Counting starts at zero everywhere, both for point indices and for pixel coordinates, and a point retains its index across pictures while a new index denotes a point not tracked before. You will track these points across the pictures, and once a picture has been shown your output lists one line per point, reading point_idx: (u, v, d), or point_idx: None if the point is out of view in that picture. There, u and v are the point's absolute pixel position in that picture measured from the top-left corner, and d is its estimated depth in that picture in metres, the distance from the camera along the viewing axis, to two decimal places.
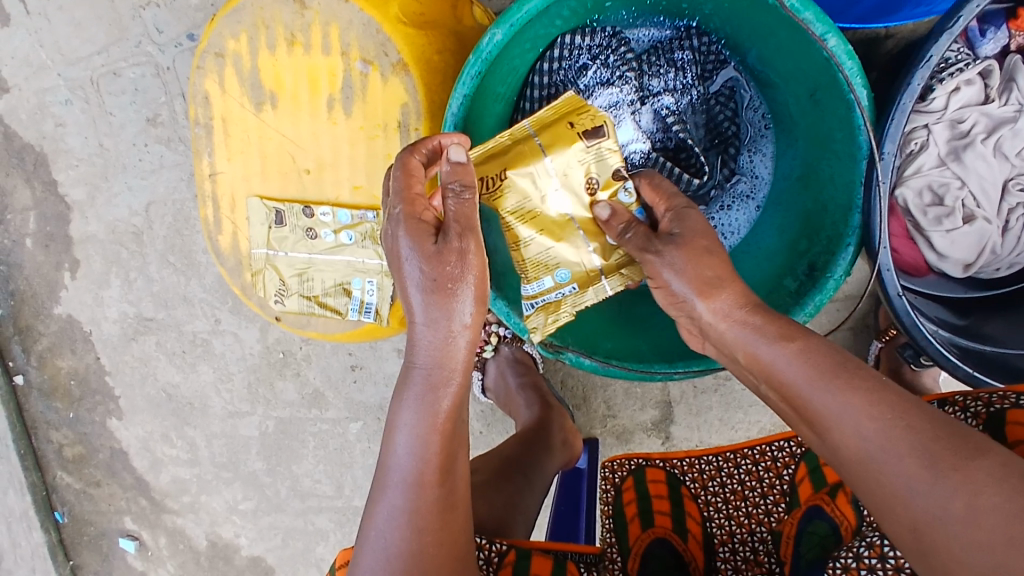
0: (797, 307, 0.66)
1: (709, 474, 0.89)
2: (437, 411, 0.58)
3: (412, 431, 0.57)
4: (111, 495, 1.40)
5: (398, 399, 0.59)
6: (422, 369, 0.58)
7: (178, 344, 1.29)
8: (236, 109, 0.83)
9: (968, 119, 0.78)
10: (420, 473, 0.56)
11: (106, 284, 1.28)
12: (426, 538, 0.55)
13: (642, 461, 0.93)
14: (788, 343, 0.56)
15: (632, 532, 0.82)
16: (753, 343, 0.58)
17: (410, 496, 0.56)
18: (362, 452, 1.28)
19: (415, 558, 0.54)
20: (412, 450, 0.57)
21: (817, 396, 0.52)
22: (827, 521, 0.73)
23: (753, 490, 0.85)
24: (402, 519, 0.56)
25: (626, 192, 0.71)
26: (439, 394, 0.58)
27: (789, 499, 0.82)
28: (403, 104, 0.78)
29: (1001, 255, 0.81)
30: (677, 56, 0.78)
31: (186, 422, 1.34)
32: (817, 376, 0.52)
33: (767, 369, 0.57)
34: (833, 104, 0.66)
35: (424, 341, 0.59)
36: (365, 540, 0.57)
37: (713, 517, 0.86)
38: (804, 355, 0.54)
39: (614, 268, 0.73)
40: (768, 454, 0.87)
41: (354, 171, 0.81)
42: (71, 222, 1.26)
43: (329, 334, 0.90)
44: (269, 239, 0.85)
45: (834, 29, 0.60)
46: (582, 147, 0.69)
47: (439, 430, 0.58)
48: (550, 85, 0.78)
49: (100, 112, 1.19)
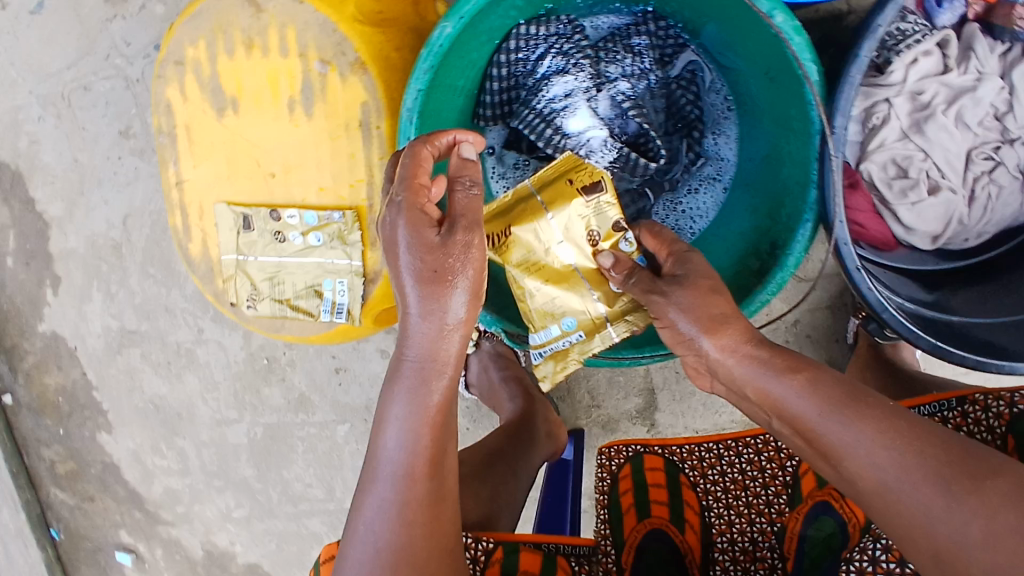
0: (759, 287, 0.67)
1: (709, 462, 0.88)
2: (428, 405, 0.57)
3: (402, 425, 0.57)
4: (105, 508, 1.41)
5: (388, 392, 0.57)
6: (413, 361, 0.57)
7: (163, 355, 1.29)
8: (198, 115, 0.83)
9: (928, 90, 0.78)
10: (410, 467, 0.56)
11: (88, 298, 1.28)
12: (416, 531, 0.56)
13: (641, 447, 0.92)
14: (794, 376, 0.56)
15: (627, 523, 0.83)
16: (760, 379, 0.57)
17: (400, 489, 0.56)
18: (352, 454, 1.28)
19: (403, 552, 0.55)
20: (402, 443, 0.56)
21: (831, 429, 0.53)
22: (834, 517, 0.74)
23: (754, 480, 0.84)
24: (392, 512, 0.55)
25: (627, 242, 0.72)
26: (429, 388, 0.57)
27: (790, 491, 0.81)
28: (363, 103, 0.79)
29: (968, 225, 0.80)
30: (634, 41, 0.78)
31: (175, 433, 1.34)
32: (829, 408, 0.53)
33: (777, 406, 0.56)
34: (787, 81, 0.67)
35: (416, 335, 0.57)
36: (354, 532, 0.57)
37: (712, 507, 0.84)
38: (813, 388, 0.55)
39: (620, 316, 0.73)
40: (771, 444, 0.85)
41: (319, 173, 0.82)
42: (50, 238, 1.26)
43: (304, 337, 0.90)
44: (238, 244, 0.85)
45: (781, 5, 0.59)
46: (581, 202, 0.70)
47: (429, 423, 0.57)
48: (509, 75, 0.78)
49: (73, 126, 1.20)
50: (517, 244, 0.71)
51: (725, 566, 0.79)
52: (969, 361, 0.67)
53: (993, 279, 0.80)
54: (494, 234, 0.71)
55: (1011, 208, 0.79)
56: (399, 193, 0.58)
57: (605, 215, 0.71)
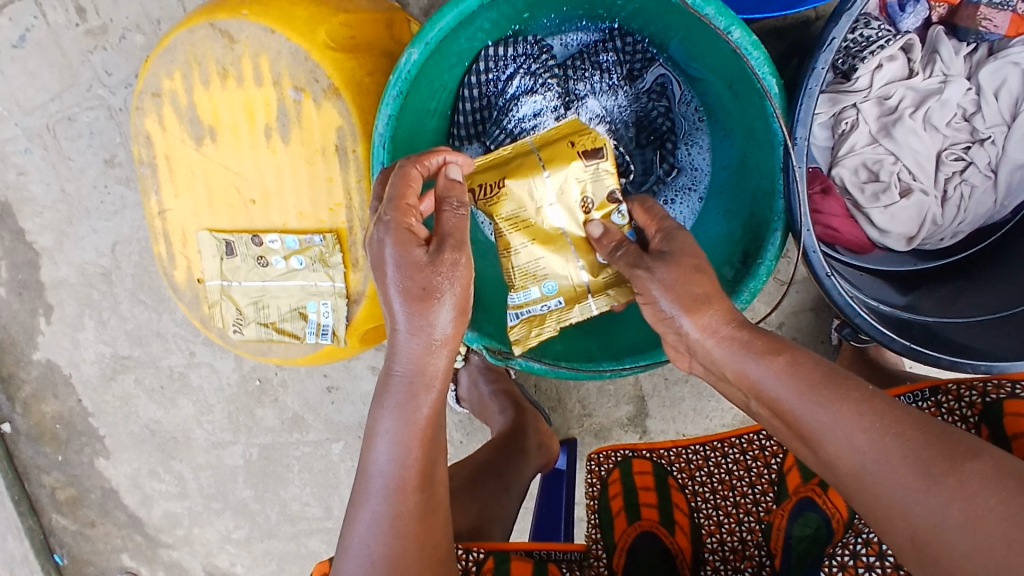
0: (733, 296, 0.68)
1: (697, 463, 0.86)
2: (416, 418, 0.58)
3: (393, 438, 0.58)
4: (106, 534, 1.42)
5: (376, 407, 0.59)
6: (402, 376, 0.58)
7: (157, 379, 1.30)
8: (177, 145, 0.84)
9: (894, 95, 0.79)
10: (400, 480, 0.57)
11: (81, 326, 1.29)
12: (407, 542, 0.57)
13: (628, 452, 0.90)
14: (774, 358, 0.57)
15: (618, 526, 0.81)
16: (741, 362, 0.58)
17: (391, 502, 0.57)
18: (348, 471, 1.29)
19: (396, 563, 0.56)
20: (392, 457, 0.58)
21: (809, 411, 0.54)
22: (818, 513, 0.73)
23: (741, 480, 0.84)
24: (384, 524, 0.57)
25: (620, 214, 0.73)
26: (417, 402, 0.58)
27: (776, 488, 0.81)
28: (338, 127, 0.80)
29: (943, 225, 0.81)
30: (602, 59, 0.80)
31: (172, 456, 1.35)
32: (809, 390, 0.54)
33: (757, 388, 0.58)
34: (750, 94, 0.68)
35: (404, 352, 0.58)
36: (347, 548, 0.58)
37: (701, 508, 0.83)
38: (792, 371, 0.56)
39: (602, 286, 0.74)
40: (756, 442, 0.85)
41: (298, 199, 0.83)
42: (42, 267, 1.27)
43: (291, 359, 0.91)
44: (222, 270, 0.86)
45: (737, 21, 0.61)
46: (581, 165, 0.70)
47: (418, 437, 0.58)
48: (482, 95, 0.79)
49: (60, 157, 1.21)
50: (508, 197, 0.71)
51: (715, 566, 0.78)
52: (942, 361, 0.68)
53: (972, 278, 0.81)
54: (486, 182, 0.71)
55: (983, 207, 0.80)
56: (386, 212, 0.58)
57: (601, 182, 0.71)
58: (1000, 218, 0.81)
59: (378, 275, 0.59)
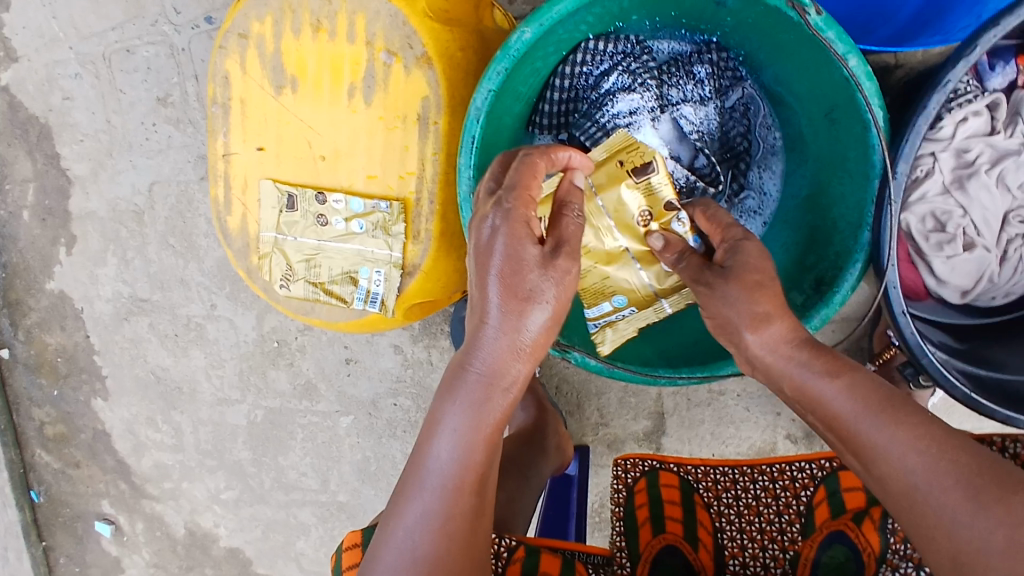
0: (807, 316, 0.68)
1: (724, 485, 0.83)
2: (485, 420, 0.55)
3: (456, 436, 0.55)
4: (90, 477, 1.38)
5: (442, 400, 0.56)
6: (479, 375, 0.55)
7: (172, 327, 1.28)
8: (255, 91, 0.83)
9: (973, 149, 0.80)
10: (458, 480, 0.54)
11: (102, 262, 1.27)
12: (453, 544, 0.54)
13: (656, 463, 0.87)
14: (839, 371, 0.55)
15: (642, 537, 0.79)
16: (804, 373, 0.57)
17: (447, 500, 0.54)
18: (351, 447, 1.27)
19: (440, 563, 0.53)
20: (455, 455, 0.54)
21: (865, 429, 0.52)
22: (846, 544, 0.71)
23: (768, 506, 0.80)
24: (435, 522, 0.53)
25: (680, 222, 0.72)
26: (490, 404, 0.55)
27: (804, 520, 0.77)
28: (424, 97, 0.79)
29: (998, 284, 0.83)
30: (696, 69, 0.79)
31: (174, 407, 1.32)
32: (871, 408, 0.53)
33: (817, 400, 0.56)
34: (848, 122, 0.68)
35: (486, 345, 0.55)
36: (388, 537, 0.54)
37: (725, 529, 0.80)
38: (854, 388, 0.54)
39: (670, 291, 0.75)
40: (787, 472, 0.81)
41: (369, 161, 0.82)
42: (71, 196, 1.25)
43: (333, 322, 0.90)
44: (278, 223, 0.86)
45: (855, 49, 0.62)
46: (633, 183, 0.71)
47: (483, 439, 0.55)
48: (571, 87, 0.79)
49: (111, 88, 1.19)
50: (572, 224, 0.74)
51: None
52: (1000, 416, 0.68)
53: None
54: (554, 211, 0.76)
55: None
56: (507, 199, 0.57)
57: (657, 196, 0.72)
58: None
59: (478, 262, 0.57)
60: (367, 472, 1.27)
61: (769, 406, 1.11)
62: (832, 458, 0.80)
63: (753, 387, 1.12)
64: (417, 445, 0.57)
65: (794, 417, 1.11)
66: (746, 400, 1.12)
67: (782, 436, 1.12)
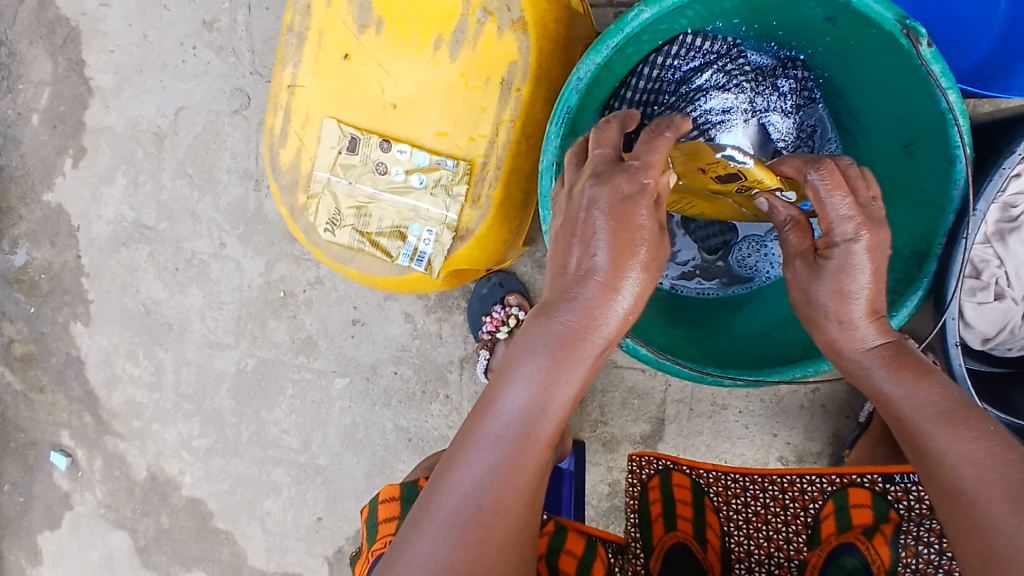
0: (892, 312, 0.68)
1: (734, 491, 0.91)
2: (566, 372, 0.55)
3: (535, 381, 0.55)
4: (53, 404, 1.31)
5: (524, 342, 0.56)
6: (566, 325, 0.56)
7: (173, 260, 1.23)
8: (338, 25, 0.81)
9: (1020, 205, 0.84)
10: (530, 430, 0.54)
11: (110, 181, 1.22)
12: (518, 496, 0.53)
13: (670, 463, 0.94)
14: (911, 375, 0.58)
15: (655, 532, 0.88)
16: (874, 373, 0.60)
17: (514, 443, 0.53)
18: (341, 411, 1.23)
19: (495, 502, 0.52)
20: (531, 399, 0.54)
21: (926, 429, 0.55)
22: (857, 556, 0.76)
23: (776, 516, 0.88)
24: (498, 460, 0.53)
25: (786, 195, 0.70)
26: (573, 358, 0.55)
27: (810, 531, 0.85)
28: (513, 62, 0.78)
29: (1018, 336, 0.86)
30: (780, 83, 0.80)
31: (158, 343, 1.27)
32: (931, 413, 0.55)
33: (884, 400, 0.58)
34: (929, 155, 0.70)
35: (578, 301, 0.56)
36: (448, 471, 0.54)
37: (732, 533, 0.89)
38: (923, 391, 0.57)
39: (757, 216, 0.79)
40: (797, 484, 0.88)
41: (442, 117, 0.80)
42: (89, 107, 1.20)
43: (370, 276, 0.87)
44: (335, 164, 0.83)
45: (955, 85, 0.63)
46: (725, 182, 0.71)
47: (561, 390, 0.55)
48: (657, 79, 0.80)
49: (154, 3, 1.16)
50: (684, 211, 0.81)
51: None
52: None
53: None
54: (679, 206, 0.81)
55: None
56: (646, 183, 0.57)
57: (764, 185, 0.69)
58: None
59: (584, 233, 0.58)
60: (354, 438, 1.23)
61: (768, 426, 1.13)
62: (842, 475, 0.86)
63: (755, 406, 1.13)
64: (490, 389, 0.57)
65: (789, 440, 1.13)
66: (746, 417, 1.13)
67: (775, 458, 1.13)
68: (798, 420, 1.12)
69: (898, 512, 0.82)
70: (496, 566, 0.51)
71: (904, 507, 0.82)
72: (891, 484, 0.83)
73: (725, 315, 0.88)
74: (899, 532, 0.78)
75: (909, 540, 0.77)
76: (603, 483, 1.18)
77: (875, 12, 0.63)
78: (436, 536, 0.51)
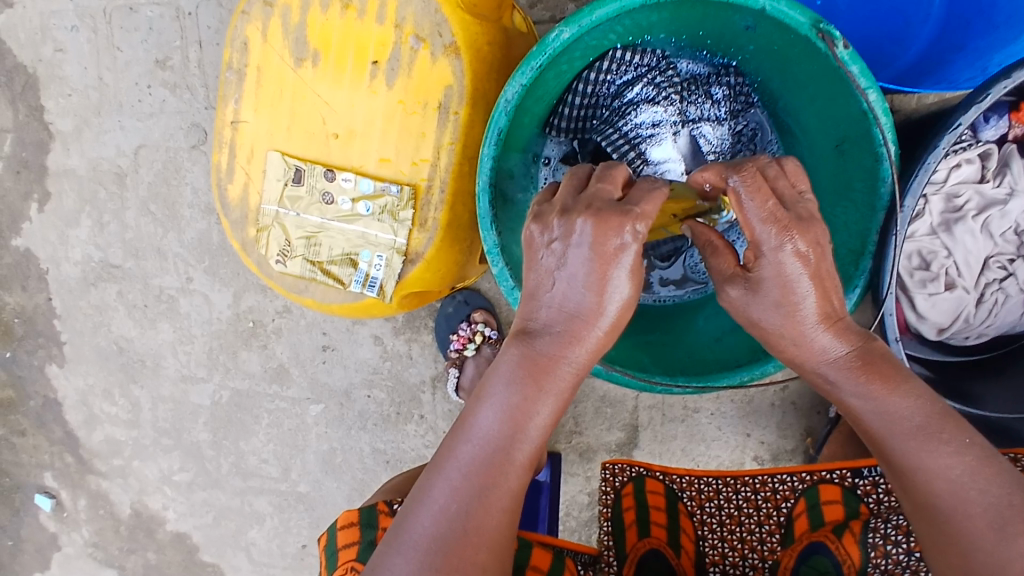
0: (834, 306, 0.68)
1: (708, 494, 0.90)
2: (543, 394, 0.54)
3: (512, 404, 0.54)
4: (34, 447, 1.31)
5: (499, 367, 0.56)
6: (542, 349, 0.55)
7: (142, 297, 1.23)
8: (275, 60, 0.82)
9: (962, 195, 0.86)
10: (508, 452, 0.53)
11: (75, 223, 1.23)
12: (499, 516, 0.52)
13: (643, 470, 0.93)
14: (883, 387, 0.53)
15: (628, 539, 0.85)
16: (841, 387, 0.54)
17: (492, 467, 0.52)
18: (318, 437, 1.23)
19: (476, 527, 0.51)
20: (508, 423, 0.53)
21: (901, 447, 0.52)
22: (829, 557, 0.74)
23: (750, 517, 0.87)
24: (477, 487, 0.52)
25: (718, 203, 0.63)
26: (550, 381, 0.55)
27: (783, 531, 0.85)
28: (448, 85, 0.79)
29: (972, 324, 0.87)
30: (714, 90, 0.81)
31: (134, 380, 1.27)
32: (911, 430, 0.51)
33: (857, 413, 0.54)
34: (858, 155, 0.71)
35: (553, 330, 0.55)
36: (422, 497, 0.53)
37: (706, 537, 0.87)
38: (895, 404, 0.52)
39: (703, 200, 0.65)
40: (769, 485, 0.88)
41: (384, 144, 0.81)
42: (51, 151, 1.21)
43: (327, 304, 0.88)
44: (282, 196, 0.84)
45: (875, 85, 0.64)
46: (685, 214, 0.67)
47: (539, 411, 0.54)
48: (592, 93, 0.81)
49: (107, 45, 1.17)
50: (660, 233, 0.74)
51: None
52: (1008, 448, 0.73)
53: (1003, 374, 0.86)
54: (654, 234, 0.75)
55: (1012, 316, 0.86)
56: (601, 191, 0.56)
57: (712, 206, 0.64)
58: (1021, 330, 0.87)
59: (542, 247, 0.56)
60: (332, 463, 1.23)
61: (740, 426, 1.13)
62: (812, 472, 0.87)
63: (727, 407, 1.13)
64: (464, 414, 0.56)
65: (763, 439, 1.13)
66: (719, 419, 1.13)
67: (751, 457, 1.13)
68: (771, 418, 1.12)
69: (868, 505, 0.82)
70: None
71: (873, 499, 0.83)
72: (860, 478, 0.84)
73: (686, 319, 0.89)
74: (868, 530, 0.76)
75: (878, 539, 0.74)
76: (582, 494, 1.17)
77: (790, 18, 0.64)
78: (418, 562, 0.50)
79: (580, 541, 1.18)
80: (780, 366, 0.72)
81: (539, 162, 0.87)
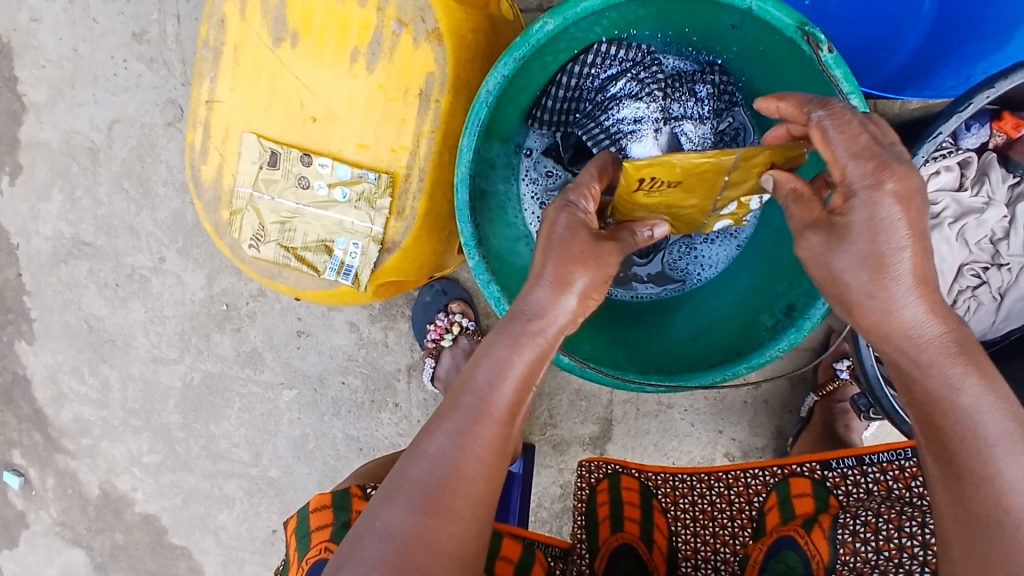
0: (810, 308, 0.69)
1: (682, 491, 0.91)
2: (528, 353, 0.53)
3: (499, 363, 0.52)
4: (2, 423, 1.29)
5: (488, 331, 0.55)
6: (527, 312, 0.54)
7: (113, 276, 1.21)
8: (254, 39, 0.80)
9: (940, 203, 0.87)
10: (490, 404, 0.52)
11: (47, 197, 1.20)
12: (480, 468, 0.51)
13: (619, 467, 0.93)
14: (981, 382, 0.48)
15: (601, 533, 0.85)
16: (933, 374, 0.49)
17: (478, 420, 0.51)
18: (290, 422, 1.22)
19: (461, 476, 0.50)
20: (495, 380, 0.52)
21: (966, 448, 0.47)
22: (797, 552, 0.75)
23: (723, 512, 0.88)
24: (462, 438, 0.51)
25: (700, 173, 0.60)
26: (536, 342, 0.53)
27: (755, 525, 0.86)
28: (429, 72, 0.77)
29: None
30: (698, 88, 0.80)
31: (103, 359, 1.25)
32: (998, 436, 0.47)
33: (945, 403, 0.48)
34: None
35: (536, 289, 0.55)
36: (409, 453, 0.52)
37: (679, 533, 0.88)
38: (993, 400, 0.48)
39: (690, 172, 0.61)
40: (741, 479, 0.90)
41: (362, 129, 0.79)
42: (23, 123, 1.18)
43: (300, 290, 0.87)
44: (256, 179, 0.83)
45: (859, 91, 0.63)
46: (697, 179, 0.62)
47: (524, 368, 0.53)
48: (576, 87, 0.81)
49: (84, 16, 1.14)
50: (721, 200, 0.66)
51: None
52: None
53: None
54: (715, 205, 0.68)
55: (982, 324, 0.88)
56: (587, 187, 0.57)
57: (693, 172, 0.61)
58: (992, 338, 0.88)
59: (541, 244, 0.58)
60: (305, 449, 1.22)
61: (712, 423, 1.13)
62: (783, 467, 0.89)
63: (700, 404, 1.13)
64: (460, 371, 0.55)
65: (734, 437, 1.13)
66: (692, 415, 1.13)
67: (721, 454, 1.13)
68: (742, 416, 1.13)
69: (838, 498, 0.85)
70: (457, 537, 0.49)
71: (842, 492, 0.86)
72: (829, 471, 0.87)
73: (661, 317, 0.88)
74: (837, 526, 0.76)
75: (847, 536, 0.74)
76: (555, 485, 1.17)
77: (776, 19, 0.64)
78: (402, 509, 0.49)
79: (551, 532, 1.18)
80: (751, 368, 0.72)
81: (521, 152, 0.86)
